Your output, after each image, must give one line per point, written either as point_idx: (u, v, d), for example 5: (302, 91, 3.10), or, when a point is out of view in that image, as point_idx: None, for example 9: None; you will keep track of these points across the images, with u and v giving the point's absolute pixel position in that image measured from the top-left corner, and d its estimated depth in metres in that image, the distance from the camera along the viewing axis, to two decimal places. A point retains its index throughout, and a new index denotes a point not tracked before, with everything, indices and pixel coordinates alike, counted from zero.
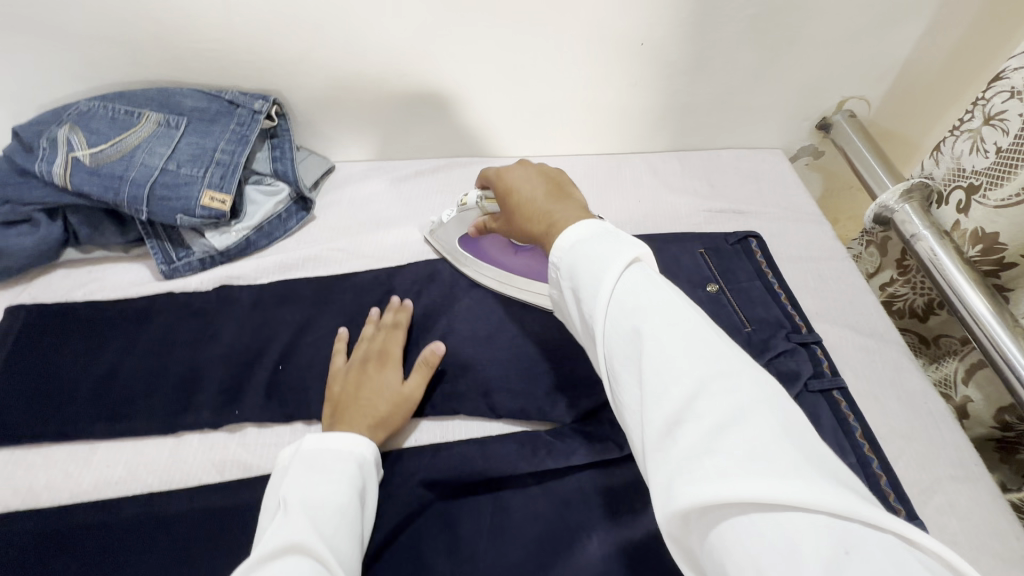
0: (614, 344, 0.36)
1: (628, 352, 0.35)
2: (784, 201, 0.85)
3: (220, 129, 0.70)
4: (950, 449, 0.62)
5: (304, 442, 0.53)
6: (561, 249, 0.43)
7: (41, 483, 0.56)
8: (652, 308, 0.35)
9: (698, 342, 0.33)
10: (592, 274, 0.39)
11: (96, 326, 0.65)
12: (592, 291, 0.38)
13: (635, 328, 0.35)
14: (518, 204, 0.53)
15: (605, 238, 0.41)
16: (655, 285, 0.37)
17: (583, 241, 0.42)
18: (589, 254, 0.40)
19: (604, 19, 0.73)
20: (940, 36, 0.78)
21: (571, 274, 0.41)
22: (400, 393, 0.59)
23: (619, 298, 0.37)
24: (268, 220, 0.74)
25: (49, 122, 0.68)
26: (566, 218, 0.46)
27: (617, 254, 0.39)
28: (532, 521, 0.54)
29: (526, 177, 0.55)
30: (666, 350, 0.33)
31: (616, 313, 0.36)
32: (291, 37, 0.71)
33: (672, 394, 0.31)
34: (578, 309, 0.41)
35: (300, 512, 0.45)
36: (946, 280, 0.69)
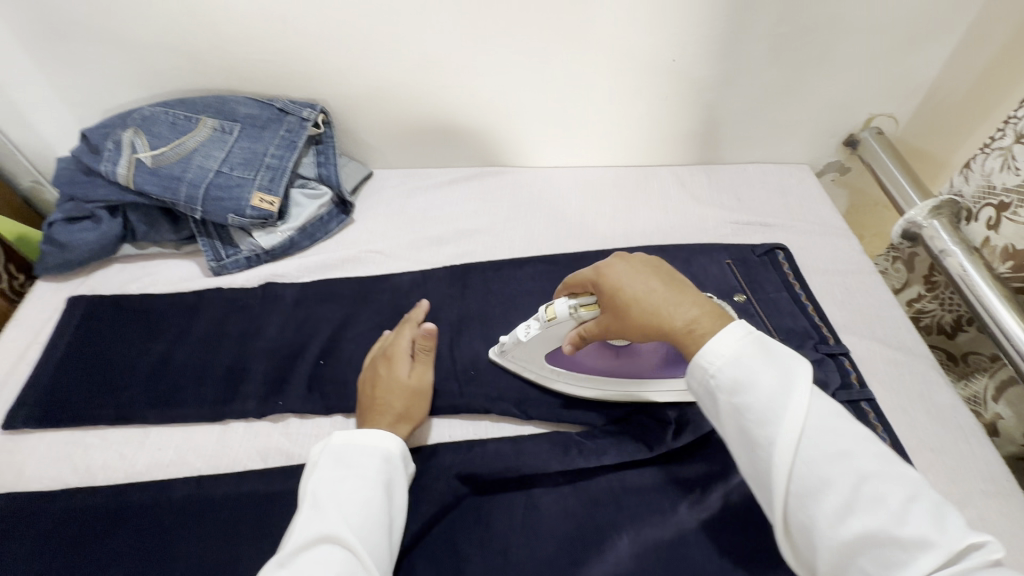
0: (815, 484, 0.39)
1: (837, 497, 0.38)
2: (811, 215, 0.86)
3: (271, 135, 0.74)
4: (980, 464, 0.62)
5: (333, 438, 0.54)
6: (719, 357, 0.43)
7: (96, 463, 0.59)
8: (855, 450, 0.39)
9: (914, 496, 0.37)
10: (772, 404, 0.41)
11: (150, 318, 0.69)
12: (772, 422, 0.41)
13: (845, 474, 0.38)
14: (632, 308, 0.47)
15: (767, 356, 0.43)
16: (840, 420, 0.41)
17: (742, 357, 0.43)
18: (762, 379, 0.42)
19: (637, 37, 0.76)
20: (970, 57, 0.80)
21: (740, 396, 0.42)
22: (411, 387, 0.59)
23: (809, 433, 0.40)
24: (311, 222, 0.77)
25: (115, 126, 0.73)
26: (706, 321, 0.45)
27: (792, 372, 0.42)
28: (563, 518, 0.55)
29: (634, 275, 0.49)
30: (888, 502, 0.37)
31: (813, 453, 0.40)
32: (339, 49, 0.75)
33: (905, 552, 0.35)
34: (740, 431, 0.43)
35: (326, 509, 0.47)
36: (976, 296, 0.69)
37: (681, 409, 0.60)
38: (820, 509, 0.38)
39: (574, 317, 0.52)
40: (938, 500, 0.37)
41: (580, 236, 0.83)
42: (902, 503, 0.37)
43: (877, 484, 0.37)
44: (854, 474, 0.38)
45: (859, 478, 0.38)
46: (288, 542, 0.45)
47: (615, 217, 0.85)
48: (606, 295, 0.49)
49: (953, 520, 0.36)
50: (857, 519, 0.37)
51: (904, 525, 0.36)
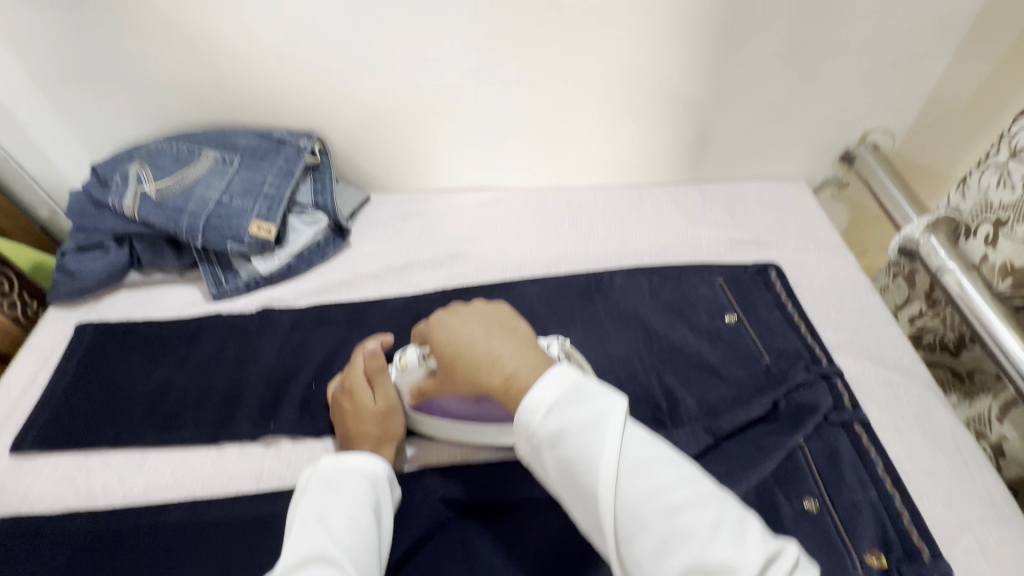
0: (636, 528, 0.38)
1: (653, 535, 0.38)
2: (806, 233, 0.86)
3: (269, 165, 0.77)
4: (979, 488, 0.60)
5: (321, 464, 0.55)
6: (537, 403, 0.43)
7: (98, 485, 0.61)
8: (667, 482, 0.39)
9: (720, 519, 0.38)
10: (589, 451, 0.40)
11: (153, 343, 0.72)
12: (591, 469, 0.40)
13: (658, 508, 0.38)
14: (456, 361, 0.48)
15: (578, 395, 0.43)
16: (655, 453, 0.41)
17: (558, 400, 0.43)
18: (575, 422, 0.41)
19: (621, 63, 0.77)
20: (962, 73, 0.80)
21: (559, 446, 0.41)
22: (380, 410, 0.59)
23: (628, 474, 0.40)
24: (308, 247, 0.79)
25: (123, 160, 0.77)
26: (526, 372, 0.45)
27: (604, 412, 0.42)
28: (547, 544, 0.55)
29: (461, 326, 0.49)
30: (699, 530, 0.37)
31: (631, 494, 0.39)
32: (334, 80, 0.78)
33: None
34: (566, 480, 0.41)
35: (318, 530, 0.47)
36: (974, 313, 0.69)
37: (669, 435, 0.63)
38: (641, 551, 0.38)
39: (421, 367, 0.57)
40: (744, 522, 0.38)
41: (572, 257, 0.84)
42: (710, 529, 0.37)
43: (688, 514, 0.38)
44: (665, 507, 0.38)
45: (669, 510, 0.38)
46: (281, 565, 0.45)
47: (608, 237, 0.86)
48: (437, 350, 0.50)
49: (753, 535, 0.37)
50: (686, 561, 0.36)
51: (711, 551, 0.36)
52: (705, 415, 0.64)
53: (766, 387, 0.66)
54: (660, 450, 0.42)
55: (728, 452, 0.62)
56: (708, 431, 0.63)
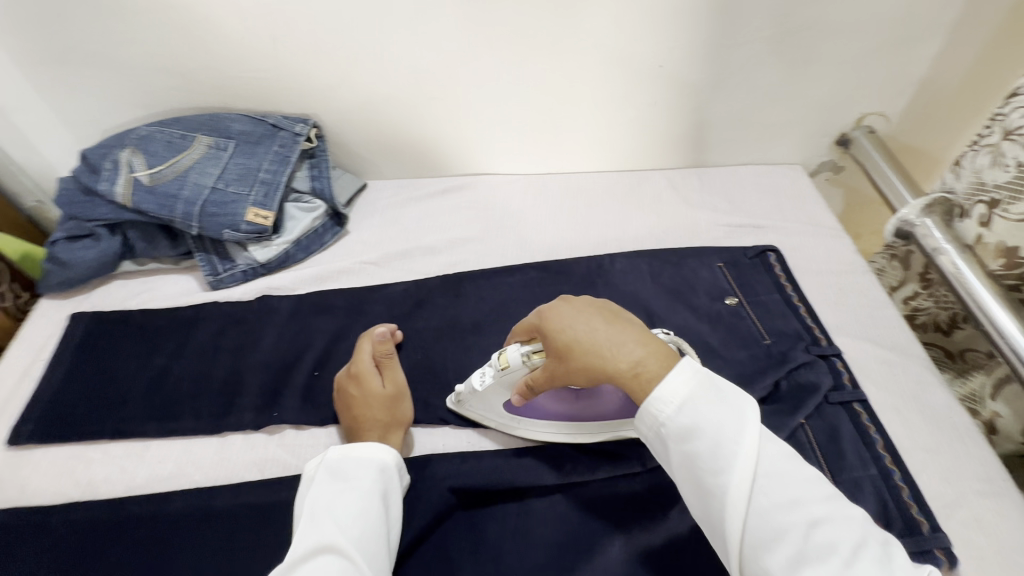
0: (769, 533, 0.40)
1: (789, 543, 0.39)
2: (803, 216, 0.87)
3: (264, 151, 0.76)
4: (974, 463, 0.62)
5: (328, 453, 0.54)
6: (669, 401, 0.44)
7: (98, 476, 0.60)
8: (803, 495, 0.40)
9: (859, 538, 0.38)
10: (723, 452, 0.42)
11: (150, 332, 0.70)
12: (723, 469, 0.41)
13: (795, 518, 0.39)
14: (575, 350, 0.47)
15: (714, 395, 0.43)
16: (791, 465, 0.42)
17: (691, 397, 0.43)
18: (710, 423, 0.42)
19: (619, 48, 0.77)
20: (957, 56, 0.80)
21: (690, 443, 0.43)
22: (388, 394, 0.60)
23: (763, 481, 0.41)
24: (306, 234, 0.78)
25: (112, 146, 0.75)
26: (653, 362, 0.45)
27: (739, 417, 0.42)
28: (556, 525, 0.56)
29: (576, 315, 0.49)
30: (838, 546, 0.38)
31: (764, 502, 0.40)
32: (330, 64, 0.76)
33: None
34: (693, 476, 0.43)
35: (324, 520, 0.47)
36: (968, 293, 0.69)
37: None
38: (772, 556, 0.39)
39: (525, 366, 0.52)
40: (881, 543, 0.39)
41: (572, 242, 0.84)
42: (849, 547, 0.38)
43: (826, 529, 0.39)
44: (804, 519, 0.39)
45: (807, 523, 0.39)
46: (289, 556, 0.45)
47: (607, 222, 0.86)
48: (551, 341, 0.49)
49: (895, 560, 0.38)
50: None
51: (854, 571, 0.36)
52: None
53: (767, 368, 0.67)
54: (796, 461, 0.43)
55: None
56: None
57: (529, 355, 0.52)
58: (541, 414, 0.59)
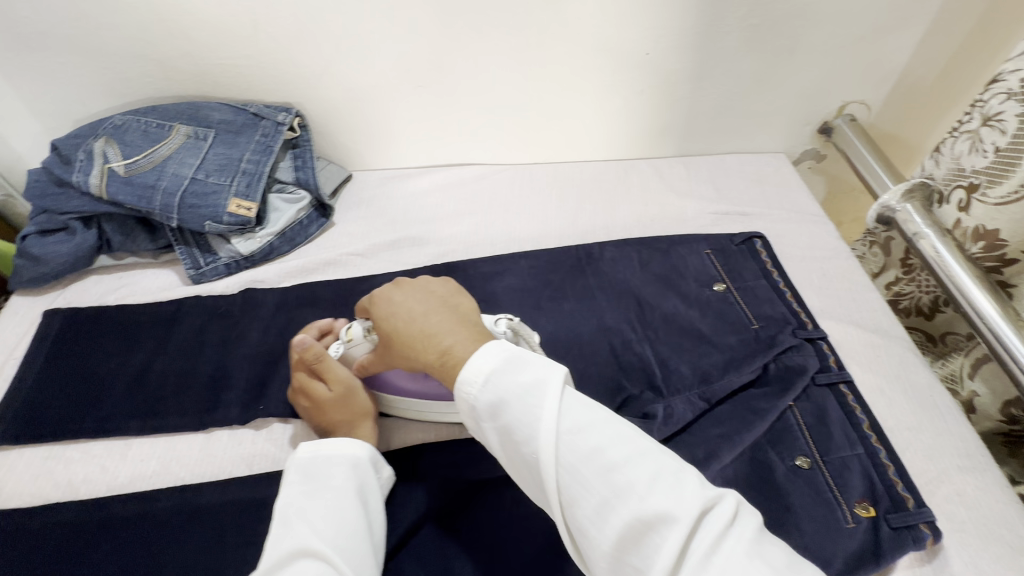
0: (575, 489, 0.39)
1: (594, 494, 0.38)
2: (788, 203, 0.88)
3: (246, 140, 0.74)
4: (956, 440, 0.63)
5: (298, 453, 0.53)
6: (475, 376, 0.43)
7: (79, 476, 0.58)
8: (603, 442, 0.39)
9: (656, 474, 0.38)
10: (529, 418, 0.41)
11: (129, 328, 0.68)
12: (529, 435, 0.40)
13: (597, 470, 0.38)
14: (395, 338, 0.49)
15: (515, 365, 0.43)
16: (590, 412, 0.42)
17: (495, 370, 0.43)
18: (514, 391, 0.42)
19: (606, 37, 0.77)
20: (936, 44, 0.82)
21: (500, 416, 0.42)
22: (338, 396, 0.57)
23: (568, 438, 0.40)
24: (291, 226, 0.77)
25: (86, 136, 0.72)
26: (461, 348, 0.45)
27: (539, 379, 0.42)
28: (549, 512, 0.56)
29: (400, 303, 0.50)
30: (637, 486, 0.37)
31: (570, 457, 0.39)
32: (312, 52, 0.75)
33: (660, 534, 0.36)
34: (511, 449, 0.42)
35: (298, 523, 0.46)
36: (949, 277, 0.71)
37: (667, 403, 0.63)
38: (584, 513, 0.38)
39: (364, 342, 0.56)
40: (680, 476, 0.38)
41: (561, 230, 0.83)
42: (647, 485, 0.37)
43: (624, 471, 0.38)
44: (603, 467, 0.38)
45: (609, 470, 0.38)
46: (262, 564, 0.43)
47: (596, 211, 0.86)
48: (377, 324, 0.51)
49: (692, 486, 0.38)
50: (633, 523, 0.37)
51: (648, 505, 0.36)
52: (699, 381, 0.65)
53: (756, 352, 0.67)
54: (597, 408, 0.42)
55: (722, 415, 0.63)
56: (701, 396, 0.64)
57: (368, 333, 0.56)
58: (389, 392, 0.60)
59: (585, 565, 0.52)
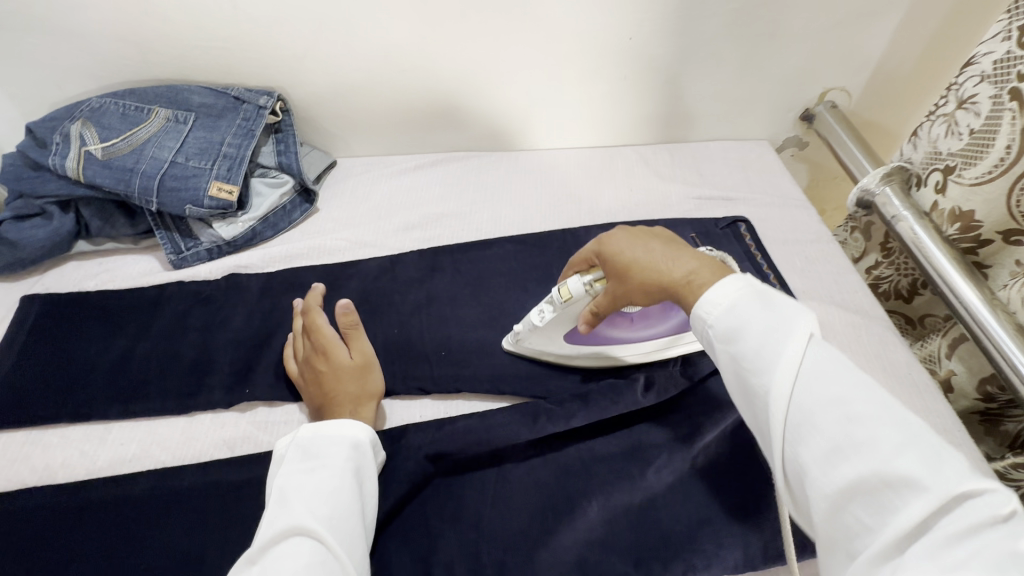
0: (805, 429, 0.36)
1: (824, 440, 0.35)
2: (771, 189, 0.89)
3: (227, 124, 0.73)
4: (933, 416, 0.65)
5: (300, 431, 0.52)
6: (715, 305, 0.42)
7: (56, 461, 0.57)
8: (850, 393, 0.35)
9: (909, 442, 0.33)
10: (765, 351, 0.39)
11: (109, 313, 0.67)
12: (765, 366, 0.38)
13: (835, 417, 0.35)
14: (631, 273, 0.49)
15: (763, 300, 0.41)
16: (844, 366, 0.37)
17: (740, 301, 0.41)
18: (755, 323, 0.40)
19: (589, 20, 0.77)
20: (914, 31, 0.83)
21: (732, 343, 0.41)
22: (357, 365, 0.60)
23: (808, 380, 0.37)
24: (273, 211, 0.76)
25: (62, 118, 0.71)
26: (705, 273, 0.45)
27: (790, 318, 0.39)
28: (534, 489, 0.56)
29: (631, 242, 0.49)
30: (879, 444, 0.33)
31: (806, 398, 0.36)
32: (293, 35, 0.74)
33: (902, 500, 0.31)
34: (738, 380, 0.41)
35: (296, 500, 0.45)
36: (926, 258, 0.72)
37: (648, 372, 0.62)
38: (807, 455, 0.35)
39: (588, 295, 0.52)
40: (944, 456, 0.32)
41: (546, 216, 0.83)
42: (896, 447, 0.32)
43: (869, 427, 0.34)
44: (843, 416, 0.34)
45: (848, 422, 0.34)
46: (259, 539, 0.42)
47: (581, 196, 0.86)
48: (608, 267, 0.50)
49: (958, 467, 0.31)
50: (867, 483, 0.32)
51: (891, 468, 0.32)
52: None
53: None
54: (853, 364, 0.37)
55: None
56: None
57: (592, 284, 0.51)
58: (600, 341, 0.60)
59: (569, 540, 0.53)
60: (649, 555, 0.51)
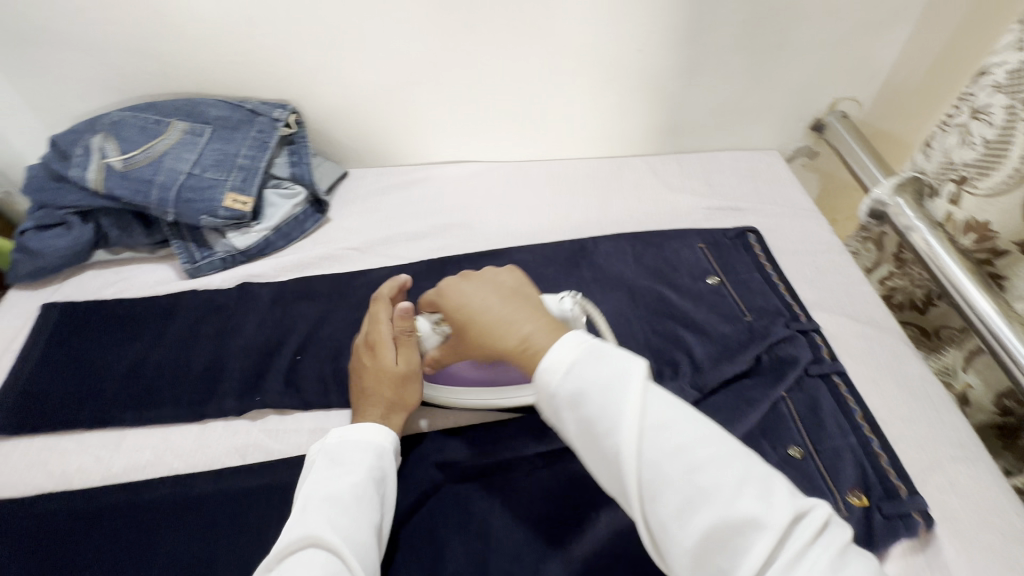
0: (657, 483, 0.38)
1: (676, 493, 0.38)
2: (781, 199, 0.88)
3: (242, 136, 0.75)
4: (949, 430, 0.64)
5: (328, 438, 0.53)
6: (557, 367, 0.43)
7: (73, 467, 0.58)
8: (689, 441, 0.39)
9: (741, 479, 0.37)
10: (609, 413, 0.40)
11: (126, 321, 0.69)
12: (613, 429, 0.40)
13: (680, 468, 0.38)
14: (468, 324, 0.50)
15: (598, 357, 0.43)
16: (675, 413, 0.41)
17: (577, 361, 0.43)
18: (594, 383, 0.42)
19: (598, 34, 0.78)
20: (926, 40, 0.83)
21: (579, 405, 0.42)
22: (397, 373, 0.56)
23: (651, 434, 0.40)
24: (286, 221, 0.77)
25: (84, 131, 0.73)
26: (540, 336, 0.46)
27: (626, 374, 0.42)
28: (542, 502, 0.56)
29: (470, 291, 0.52)
30: (720, 487, 0.37)
31: (652, 453, 0.39)
32: (308, 50, 0.76)
33: (745, 539, 0.35)
34: (589, 442, 0.42)
35: (318, 506, 0.46)
36: (940, 269, 0.71)
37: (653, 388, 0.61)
38: (664, 510, 0.38)
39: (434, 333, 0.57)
40: (765, 483, 0.37)
41: (555, 226, 0.84)
42: (733, 487, 0.37)
43: (710, 472, 0.38)
44: (687, 466, 0.38)
45: (691, 471, 0.38)
46: (281, 542, 0.44)
47: (589, 206, 0.86)
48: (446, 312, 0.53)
49: (781, 492, 0.37)
50: (718, 528, 0.36)
51: (733, 509, 0.36)
52: (691, 371, 0.65)
53: (749, 343, 0.68)
54: (683, 409, 0.42)
55: (715, 405, 0.63)
56: (694, 385, 0.64)
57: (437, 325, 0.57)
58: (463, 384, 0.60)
59: (577, 552, 0.52)
60: (657, 568, 0.51)
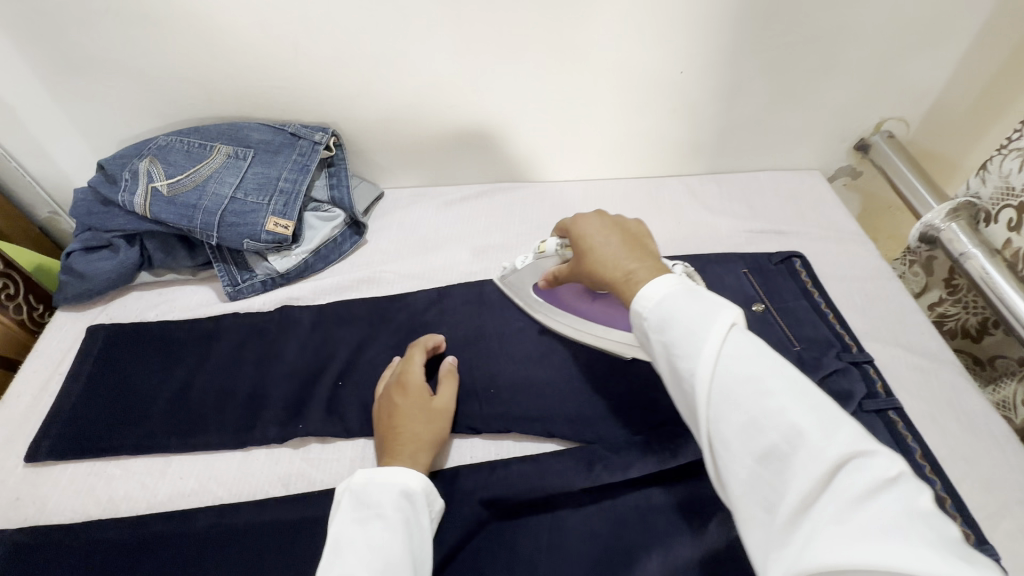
0: (725, 409, 0.37)
1: (743, 417, 0.36)
2: (825, 222, 0.86)
3: (284, 160, 0.75)
4: (1015, 472, 0.60)
5: (353, 479, 0.52)
6: (648, 294, 0.43)
7: (120, 493, 0.59)
8: (765, 370, 0.36)
9: (815, 413, 0.34)
10: (689, 336, 0.39)
11: (169, 344, 0.69)
12: (691, 353, 0.39)
13: (752, 395, 0.36)
14: (588, 253, 0.50)
15: (692, 292, 0.42)
16: (755, 345, 0.38)
17: (670, 292, 0.42)
18: (683, 310, 0.40)
19: (641, 57, 0.77)
20: (981, 60, 0.80)
21: (664, 329, 0.41)
22: (432, 411, 0.59)
23: (729, 361, 0.38)
24: (325, 244, 0.77)
25: (131, 155, 0.74)
26: (643, 272, 0.46)
27: (715, 305, 0.40)
28: (590, 541, 0.54)
29: (600, 226, 0.52)
30: (790, 417, 0.34)
31: (726, 379, 0.37)
32: (350, 74, 0.76)
33: (811, 471, 0.32)
34: (667, 367, 0.41)
35: (349, 555, 0.44)
36: (999, 298, 0.68)
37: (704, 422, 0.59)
38: (728, 435, 0.36)
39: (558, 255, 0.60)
40: (843, 424, 0.34)
41: None
42: (804, 420, 0.34)
43: (784, 402, 0.35)
44: (760, 394, 0.36)
45: (764, 398, 0.35)
46: None
47: None
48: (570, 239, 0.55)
49: (856, 437, 0.33)
50: (781, 459, 0.34)
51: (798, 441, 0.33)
52: None
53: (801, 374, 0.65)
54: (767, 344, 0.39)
55: None
56: None
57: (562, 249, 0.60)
58: (565, 307, 0.65)
59: None
60: None
